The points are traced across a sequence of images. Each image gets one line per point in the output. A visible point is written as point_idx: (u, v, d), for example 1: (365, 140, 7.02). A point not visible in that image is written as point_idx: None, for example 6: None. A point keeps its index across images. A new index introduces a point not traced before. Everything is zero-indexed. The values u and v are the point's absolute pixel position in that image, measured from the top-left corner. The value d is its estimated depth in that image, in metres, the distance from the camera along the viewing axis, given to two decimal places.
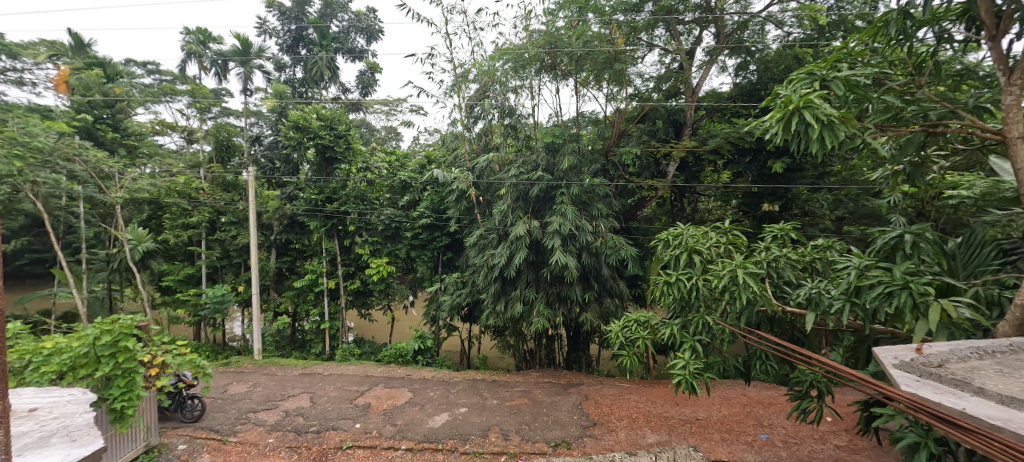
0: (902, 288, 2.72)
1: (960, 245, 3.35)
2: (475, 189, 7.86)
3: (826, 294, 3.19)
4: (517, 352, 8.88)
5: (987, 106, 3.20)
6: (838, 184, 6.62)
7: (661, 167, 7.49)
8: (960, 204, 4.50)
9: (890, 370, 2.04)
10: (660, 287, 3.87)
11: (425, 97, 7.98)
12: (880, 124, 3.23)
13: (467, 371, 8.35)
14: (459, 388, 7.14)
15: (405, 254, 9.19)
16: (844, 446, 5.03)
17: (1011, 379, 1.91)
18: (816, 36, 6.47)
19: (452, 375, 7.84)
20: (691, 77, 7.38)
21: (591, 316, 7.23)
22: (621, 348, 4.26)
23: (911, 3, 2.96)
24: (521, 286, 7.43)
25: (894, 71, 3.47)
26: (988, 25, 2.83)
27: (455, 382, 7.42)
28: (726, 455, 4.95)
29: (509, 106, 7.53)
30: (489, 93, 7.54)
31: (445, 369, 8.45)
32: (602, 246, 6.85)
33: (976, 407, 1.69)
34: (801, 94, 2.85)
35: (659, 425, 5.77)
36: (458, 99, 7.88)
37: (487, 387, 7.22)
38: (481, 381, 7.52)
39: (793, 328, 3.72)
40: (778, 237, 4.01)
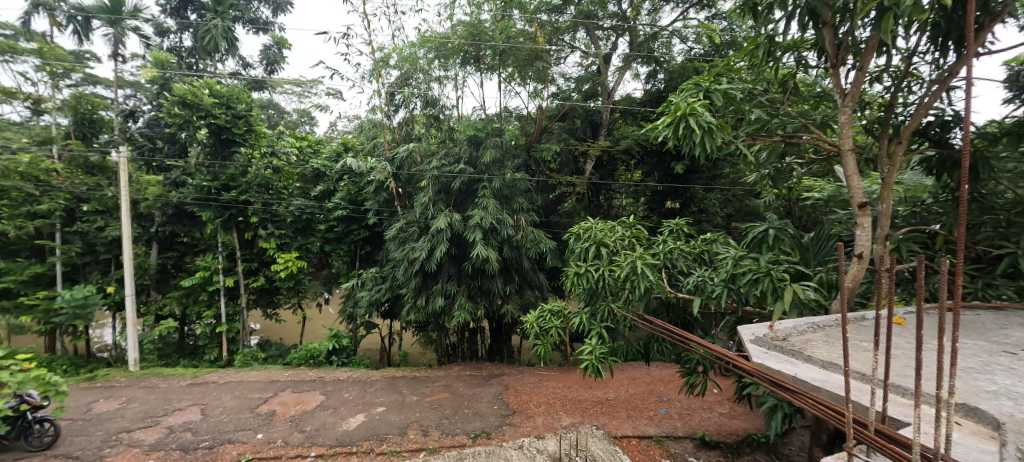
0: (765, 275, 3.19)
1: (813, 238, 3.98)
2: (395, 181, 7.59)
3: (709, 281, 3.58)
4: (439, 346, 8.79)
5: (831, 123, 3.85)
6: (727, 185, 7.57)
7: (579, 165, 7.91)
8: (815, 205, 5.38)
9: (748, 346, 2.42)
10: (571, 278, 4.10)
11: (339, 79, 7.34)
12: (751, 133, 3.73)
13: (387, 369, 8.09)
14: (376, 387, 6.89)
15: (318, 248, 8.59)
16: (727, 413, 5.76)
17: (834, 348, 2.34)
18: (712, 53, 7.19)
19: (368, 374, 7.52)
20: (608, 80, 7.84)
21: (511, 308, 7.39)
22: (536, 337, 4.39)
23: (774, 31, 3.46)
24: (443, 280, 7.37)
25: (767, 89, 4.00)
26: (829, 55, 3.41)
27: (372, 381, 7.15)
28: (632, 430, 5.38)
29: (433, 97, 7.41)
30: (411, 81, 7.39)
31: (362, 368, 8.09)
32: (523, 239, 7.03)
33: (804, 375, 2.03)
34: (688, 103, 3.19)
35: (573, 408, 6.11)
36: (377, 86, 7.47)
37: (407, 383, 7.06)
38: (401, 379, 7.33)
39: (685, 312, 4.16)
40: (675, 231, 4.45)
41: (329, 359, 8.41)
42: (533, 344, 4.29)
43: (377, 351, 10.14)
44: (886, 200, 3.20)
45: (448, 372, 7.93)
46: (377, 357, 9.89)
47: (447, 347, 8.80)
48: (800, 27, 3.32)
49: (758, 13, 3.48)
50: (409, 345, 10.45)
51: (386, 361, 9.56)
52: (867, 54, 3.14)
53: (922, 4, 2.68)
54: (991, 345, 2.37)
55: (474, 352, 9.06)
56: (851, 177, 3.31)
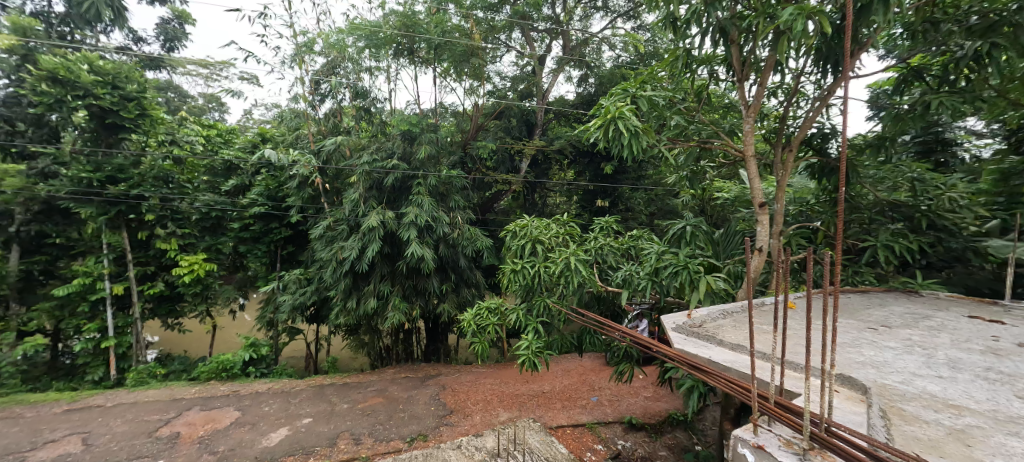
0: (683, 268, 3.51)
1: (723, 233, 4.43)
2: (322, 176, 7.20)
3: (636, 275, 3.86)
4: (371, 350, 8.50)
5: (736, 131, 4.33)
6: (650, 186, 8.15)
7: (515, 163, 8.13)
8: (724, 204, 5.98)
9: (671, 333, 2.66)
10: (508, 275, 4.20)
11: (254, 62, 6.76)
12: (670, 138, 4.09)
13: (313, 377, 7.67)
14: (302, 397, 6.52)
15: (231, 249, 7.89)
16: (651, 396, 6.23)
17: (741, 332, 2.65)
18: (637, 61, 7.72)
19: (293, 384, 7.09)
20: (542, 81, 8.09)
21: (448, 307, 7.35)
22: (473, 335, 4.42)
23: (691, 44, 3.79)
24: (376, 280, 7.14)
25: (685, 97, 4.36)
26: (737, 70, 3.82)
27: (296, 391, 6.75)
28: (566, 420, 5.63)
29: (363, 87, 7.14)
30: (338, 70, 6.99)
31: (285, 378, 7.58)
32: (459, 237, 7.02)
33: (717, 357, 2.29)
34: (617, 107, 3.41)
35: (511, 404, 6.25)
36: (300, 72, 7.04)
37: (336, 391, 6.76)
38: (329, 386, 7.00)
39: (614, 305, 4.44)
40: (604, 228, 4.72)
41: (245, 371, 7.73)
42: (472, 342, 4.32)
43: (301, 359, 9.56)
44: (780, 201, 3.65)
45: (382, 376, 7.69)
46: (302, 365, 9.32)
47: (380, 350, 8.53)
48: (713, 43, 3.69)
49: (678, 26, 3.78)
50: (338, 351, 9.99)
51: (312, 369, 9.04)
52: (765, 72, 3.57)
53: (807, 30, 3.10)
54: (859, 322, 2.82)
55: (409, 354, 8.88)
56: (754, 180, 3.74)
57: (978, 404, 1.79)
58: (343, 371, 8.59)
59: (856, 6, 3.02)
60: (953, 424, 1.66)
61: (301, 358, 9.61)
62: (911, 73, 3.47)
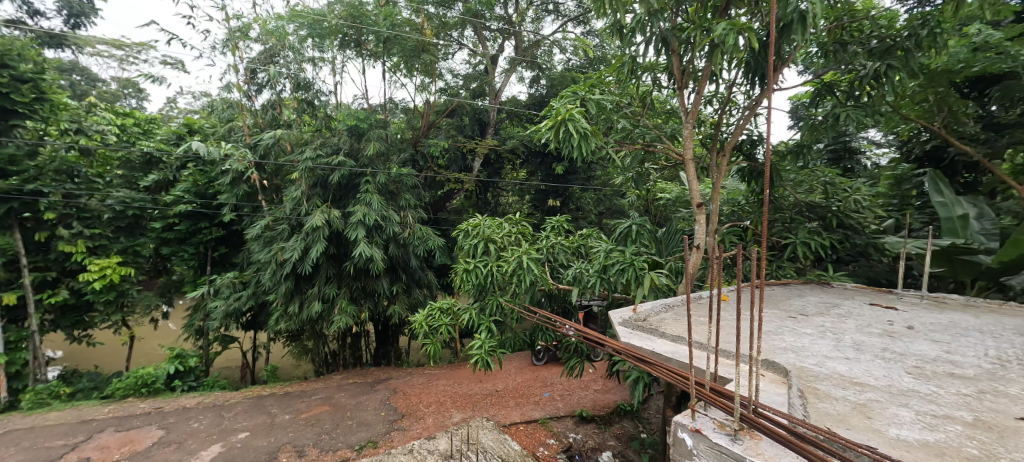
0: (629, 265, 3.69)
1: (665, 232, 4.70)
2: (259, 171, 6.78)
3: (585, 272, 3.99)
4: (316, 356, 8.15)
5: (677, 136, 4.60)
6: (599, 186, 8.44)
7: (467, 162, 8.11)
8: (666, 204, 6.33)
9: (618, 327, 2.80)
10: (461, 275, 4.20)
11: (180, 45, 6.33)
12: (617, 140, 4.26)
13: (250, 388, 7.21)
14: (237, 411, 6.13)
15: (153, 251, 7.22)
16: (600, 389, 6.46)
17: (681, 325, 2.84)
18: (587, 65, 7.97)
19: (227, 397, 6.63)
20: (494, 81, 8.14)
21: (398, 309, 7.21)
22: (425, 337, 4.36)
23: (636, 51, 3.99)
24: (320, 283, 6.86)
25: (631, 102, 4.56)
26: (677, 77, 4.06)
27: (231, 404, 6.33)
28: (519, 417, 5.71)
29: (305, 79, 6.88)
30: (277, 59, 6.72)
31: (217, 391, 7.06)
32: (410, 237, 6.90)
33: (659, 349, 2.44)
34: (567, 109, 3.50)
35: (464, 404, 6.24)
36: (233, 59, 6.61)
37: (276, 402, 6.42)
38: (269, 397, 6.64)
39: (565, 302, 4.56)
40: (556, 227, 4.84)
41: (170, 385, 7.10)
42: (423, 344, 4.25)
43: (236, 369, 8.95)
44: (716, 201, 3.92)
45: (328, 383, 7.40)
46: (237, 376, 8.72)
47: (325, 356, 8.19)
48: (656, 52, 3.91)
49: (623, 34, 3.95)
50: (278, 359, 9.46)
51: (249, 379, 8.50)
52: (702, 81, 3.84)
53: (738, 45, 3.37)
54: (781, 312, 3.10)
55: (357, 359, 8.59)
56: (692, 182, 3.99)
57: (877, 380, 2.03)
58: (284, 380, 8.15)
59: (778, 25, 3.34)
60: (857, 399, 1.87)
61: (236, 368, 8.99)
62: (824, 88, 3.88)
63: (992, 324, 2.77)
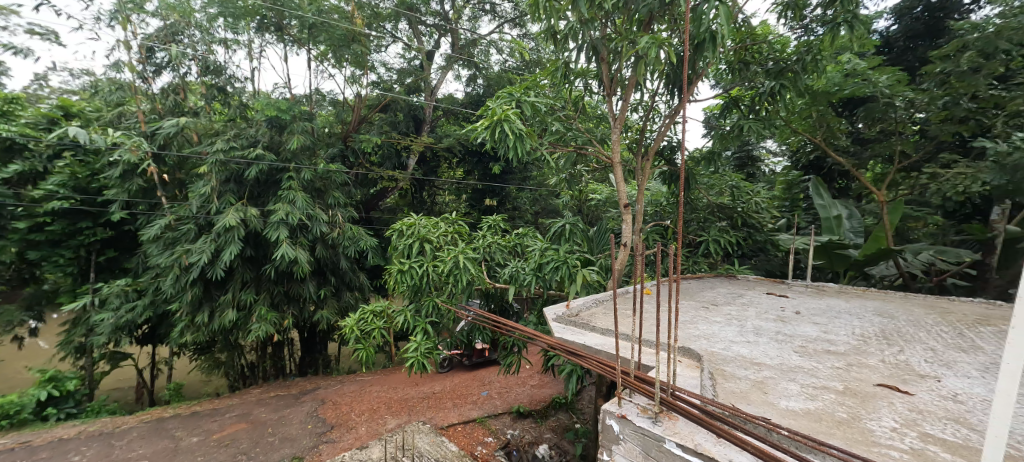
0: (563, 263, 3.85)
1: (596, 231, 4.96)
2: (158, 164, 6.08)
3: (521, 271, 4.09)
4: (230, 369, 7.50)
5: (604, 139, 4.88)
6: (535, 186, 8.65)
7: (402, 159, 7.92)
8: (597, 204, 6.67)
9: (552, 323, 2.93)
10: (395, 276, 4.11)
11: (52, 13, 5.47)
12: (551, 142, 4.41)
13: (148, 410, 6.44)
14: (132, 436, 5.46)
15: (18, 256, 6.15)
16: (536, 384, 6.65)
17: (610, 318, 3.03)
18: (523, 67, 8.16)
19: (119, 422, 5.87)
20: (430, 77, 8.04)
21: (326, 313, 6.87)
22: (356, 342, 4.20)
23: (569, 58, 4.17)
24: (235, 288, 6.33)
25: (565, 106, 4.73)
26: (606, 84, 4.30)
27: (124, 430, 5.62)
28: (457, 417, 5.71)
29: (216, 63, 6.23)
30: (179, 38, 6.07)
31: (106, 417, 6.22)
32: (339, 237, 6.61)
33: (589, 342, 2.59)
34: (502, 110, 3.57)
35: (399, 409, 6.11)
36: (125, 35, 5.89)
37: (181, 424, 5.82)
38: (172, 420, 6.00)
39: (502, 300, 4.65)
40: (493, 226, 4.91)
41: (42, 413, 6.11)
42: (354, 349, 4.09)
43: (130, 390, 7.94)
44: (641, 202, 4.20)
45: (246, 398, 6.85)
46: (131, 398, 7.74)
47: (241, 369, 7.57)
48: (586, 59, 4.12)
49: (557, 39, 4.09)
50: (184, 375, 8.55)
51: (147, 400, 7.59)
52: (628, 88, 4.09)
53: (659, 58, 3.65)
54: (695, 303, 3.43)
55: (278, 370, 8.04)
56: (620, 183, 4.26)
57: (772, 359, 2.32)
58: (191, 399, 7.39)
59: (693, 42, 3.68)
60: (755, 378, 2.12)
61: (130, 389, 7.98)
62: (731, 102, 4.32)
63: (858, 307, 3.28)
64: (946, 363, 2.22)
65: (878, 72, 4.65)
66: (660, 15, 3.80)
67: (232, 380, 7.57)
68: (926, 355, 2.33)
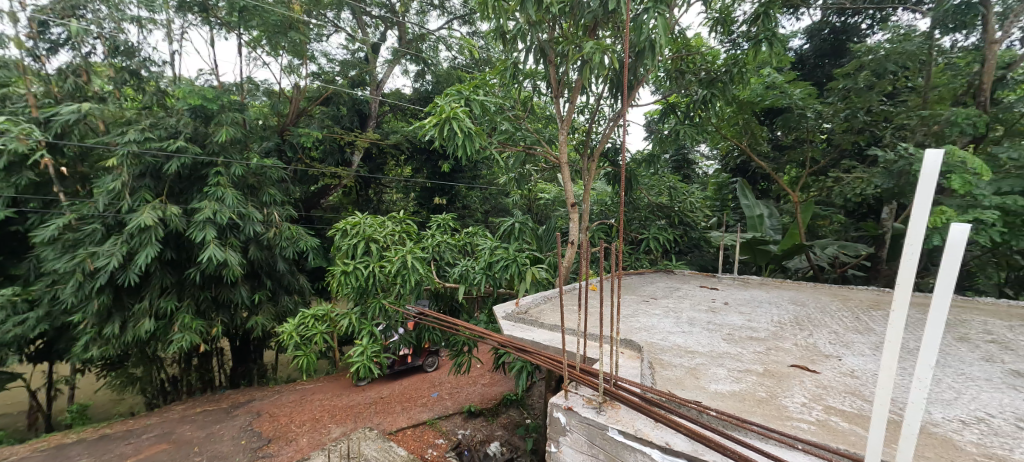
0: (513, 262, 3.92)
1: (545, 230, 5.09)
2: (55, 155, 5.38)
3: (471, 270, 4.10)
4: (147, 385, 6.83)
5: (551, 139, 5.01)
6: (485, 185, 8.68)
7: (346, 155, 7.64)
8: (545, 203, 6.81)
9: (502, 321, 2.98)
10: (339, 278, 3.96)
11: None
12: (500, 142, 4.45)
13: (45, 437, 5.73)
14: None
15: None
16: (487, 383, 6.69)
17: (558, 314, 3.12)
18: (472, 65, 8.16)
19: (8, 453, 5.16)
20: (376, 71, 7.82)
21: (262, 320, 6.48)
22: (297, 349, 4.00)
23: (518, 59, 4.25)
24: (154, 296, 5.79)
25: (515, 107, 4.79)
26: (554, 85, 4.41)
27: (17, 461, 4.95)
28: (406, 421, 5.62)
29: (125, 43, 5.65)
30: (82, 13, 5.44)
31: None
32: (276, 237, 6.25)
33: (538, 338, 2.67)
34: (451, 107, 3.57)
35: (345, 417, 5.90)
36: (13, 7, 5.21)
37: (90, 450, 5.23)
38: (78, 445, 5.38)
39: (452, 300, 4.64)
40: (442, 225, 4.88)
41: None
42: (294, 356, 3.90)
43: (21, 416, 6.99)
44: (588, 201, 4.35)
45: (167, 416, 6.28)
46: (22, 424, 6.80)
47: (161, 384, 6.93)
48: (535, 61, 4.20)
49: (506, 39, 4.14)
50: (90, 394, 7.66)
51: (43, 426, 6.71)
52: (575, 91, 4.24)
53: (603, 63, 3.81)
54: (636, 297, 3.62)
55: (206, 383, 7.46)
56: (567, 183, 4.40)
57: (702, 347, 2.52)
58: (100, 421, 6.65)
59: (634, 50, 3.89)
60: (689, 365, 2.29)
61: (21, 414, 7.02)
62: (669, 108, 4.60)
63: (776, 297, 3.64)
64: (846, 344, 2.53)
65: (793, 85, 5.14)
66: (605, 22, 3.96)
67: (150, 397, 6.90)
68: (831, 337, 2.63)
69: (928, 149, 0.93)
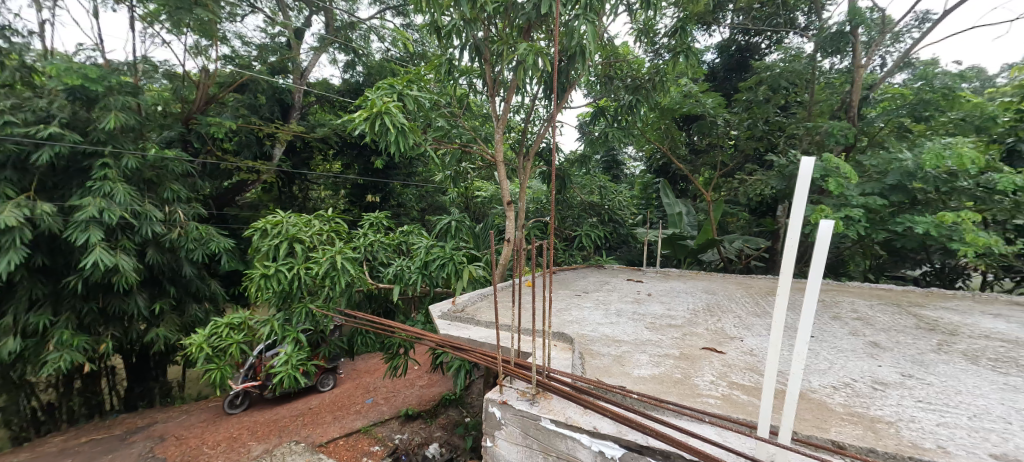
0: (449, 260, 3.91)
1: (482, 228, 5.14)
2: None
3: (406, 270, 4.04)
4: (12, 417, 5.84)
5: (486, 137, 5.07)
6: (421, 182, 8.54)
7: (266, 148, 7.17)
8: (482, 202, 6.86)
9: (438, 320, 2.98)
10: (257, 281, 3.69)
11: None
12: (435, 138, 4.46)
13: None
14: None
15: None
16: (425, 384, 6.60)
17: (493, 311, 3.19)
18: (406, 59, 7.97)
19: None
20: (300, 58, 7.37)
21: (163, 332, 5.81)
22: (208, 361, 3.70)
23: (454, 56, 4.23)
24: (21, 311, 5.02)
25: (453, 105, 4.78)
26: (489, 84, 4.48)
27: None
28: (338, 431, 5.41)
29: None
30: None
31: None
32: (182, 239, 5.65)
33: (474, 336, 2.71)
34: (382, 102, 3.48)
35: (268, 432, 5.52)
36: None
37: None
38: None
39: (387, 301, 4.53)
40: (375, 224, 4.74)
41: None
42: (205, 368, 3.64)
43: None
44: (523, 199, 4.45)
45: (41, 451, 5.46)
46: None
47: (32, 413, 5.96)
48: (470, 58, 4.21)
49: (442, 35, 4.10)
50: None
51: None
52: (510, 90, 4.32)
53: (537, 65, 3.93)
54: (569, 291, 3.79)
55: (94, 408, 6.55)
56: (503, 181, 4.47)
57: (627, 336, 2.71)
58: None
59: (566, 54, 4.07)
60: (615, 353, 2.46)
61: None
62: (600, 111, 4.83)
63: (692, 287, 3.99)
64: (748, 327, 2.85)
65: (706, 95, 5.63)
66: (538, 24, 4.08)
67: (17, 430, 5.92)
68: (736, 321, 2.96)
69: (804, 159, 1.08)
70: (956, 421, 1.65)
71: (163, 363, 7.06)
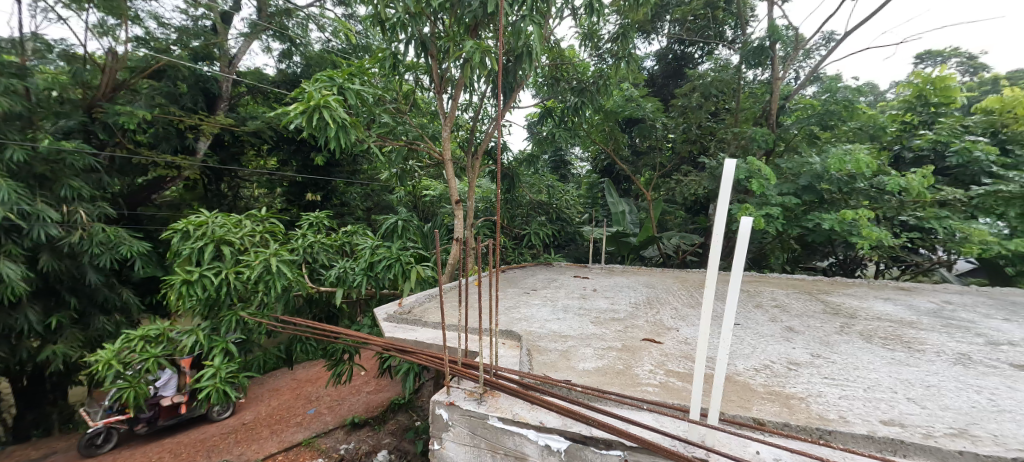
0: (396, 260, 3.83)
1: (430, 228, 5.10)
2: None
3: (350, 272, 3.91)
4: None
5: (433, 134, 5.02)
6: (366, 180, 8.27)
7: (188, 142, 6.59)
8: (430, 201, 6.78)
9: (383, 323, 2.93)
10: (179, 288, 3.41)
11: None
12: (380, 135, 4.34)
13: None
14: None
15: None
16: (372, 390, 6.42)
17: (440, 312, 3.19)
18: (349, 51, 7.67)
19: None
20: (228, 44, 6.86)
21: (62, 349, 5.22)
22: (120, 379, 3.35)
23: (398, 51, 4.15)
24: None
25: (398, 101, 4.70)
26: (436, 81, 4.45)
27: None
28: (277, 446, 5.15)
29: None
30: None
31: None
32: (87, 242, 5.05)
33: (421, 337, 2.69)
34: (321, 95, 3.33)
35: (195, 452, 5.12)
36: None
37: None
38: None
39: (330, 305, 4.36)
40: (315, 224, 4.53)
41: None
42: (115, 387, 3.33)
43: None
44: (472, 198, 4.45)
45: None
46: None
47: None
48: (415, 53, 4.14)
49: (386, 27, 4.01)
50: None
51: None
52: (458, 88, 4.31)
53: (484, 63, 3.94)
54: (518, 289, 3.85)
55: None
56: (451, 179, 4.44)
57: (573, 331, 2.81)
58: None
59: (514, 54, 4.11)
60: (562, 349, 2.55)
61: None
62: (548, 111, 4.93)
63: (634, 282, 4.20)
64: (683, 317, 3.05)
65: (646, 99, 5.93)
66: (484, 23, 4.08)
67: None
68: (673, 313, 3.16)
69: (727, 162, 1.19)
70: (854, 393, 1.89)
71: (62, 385, 6.25)
